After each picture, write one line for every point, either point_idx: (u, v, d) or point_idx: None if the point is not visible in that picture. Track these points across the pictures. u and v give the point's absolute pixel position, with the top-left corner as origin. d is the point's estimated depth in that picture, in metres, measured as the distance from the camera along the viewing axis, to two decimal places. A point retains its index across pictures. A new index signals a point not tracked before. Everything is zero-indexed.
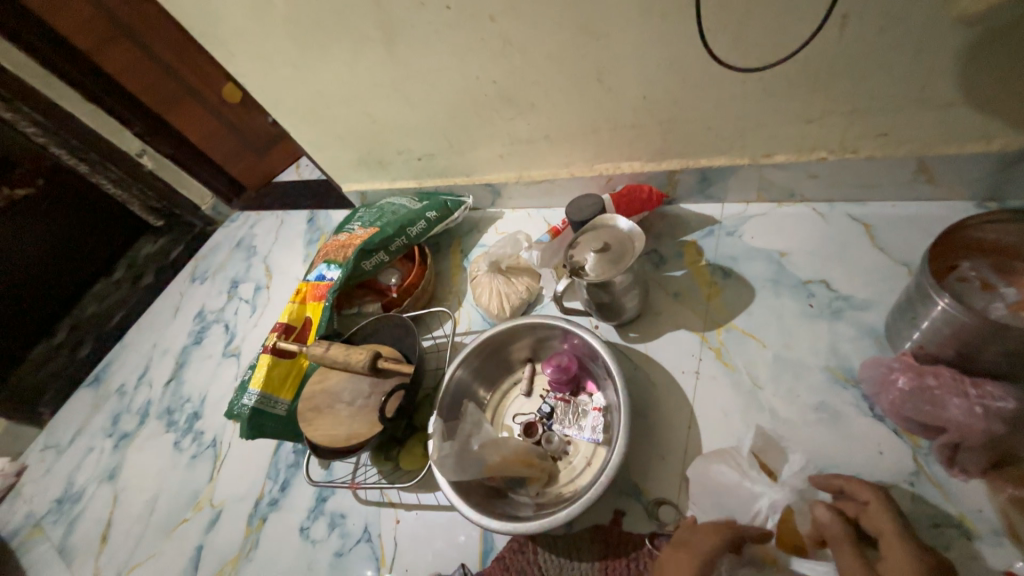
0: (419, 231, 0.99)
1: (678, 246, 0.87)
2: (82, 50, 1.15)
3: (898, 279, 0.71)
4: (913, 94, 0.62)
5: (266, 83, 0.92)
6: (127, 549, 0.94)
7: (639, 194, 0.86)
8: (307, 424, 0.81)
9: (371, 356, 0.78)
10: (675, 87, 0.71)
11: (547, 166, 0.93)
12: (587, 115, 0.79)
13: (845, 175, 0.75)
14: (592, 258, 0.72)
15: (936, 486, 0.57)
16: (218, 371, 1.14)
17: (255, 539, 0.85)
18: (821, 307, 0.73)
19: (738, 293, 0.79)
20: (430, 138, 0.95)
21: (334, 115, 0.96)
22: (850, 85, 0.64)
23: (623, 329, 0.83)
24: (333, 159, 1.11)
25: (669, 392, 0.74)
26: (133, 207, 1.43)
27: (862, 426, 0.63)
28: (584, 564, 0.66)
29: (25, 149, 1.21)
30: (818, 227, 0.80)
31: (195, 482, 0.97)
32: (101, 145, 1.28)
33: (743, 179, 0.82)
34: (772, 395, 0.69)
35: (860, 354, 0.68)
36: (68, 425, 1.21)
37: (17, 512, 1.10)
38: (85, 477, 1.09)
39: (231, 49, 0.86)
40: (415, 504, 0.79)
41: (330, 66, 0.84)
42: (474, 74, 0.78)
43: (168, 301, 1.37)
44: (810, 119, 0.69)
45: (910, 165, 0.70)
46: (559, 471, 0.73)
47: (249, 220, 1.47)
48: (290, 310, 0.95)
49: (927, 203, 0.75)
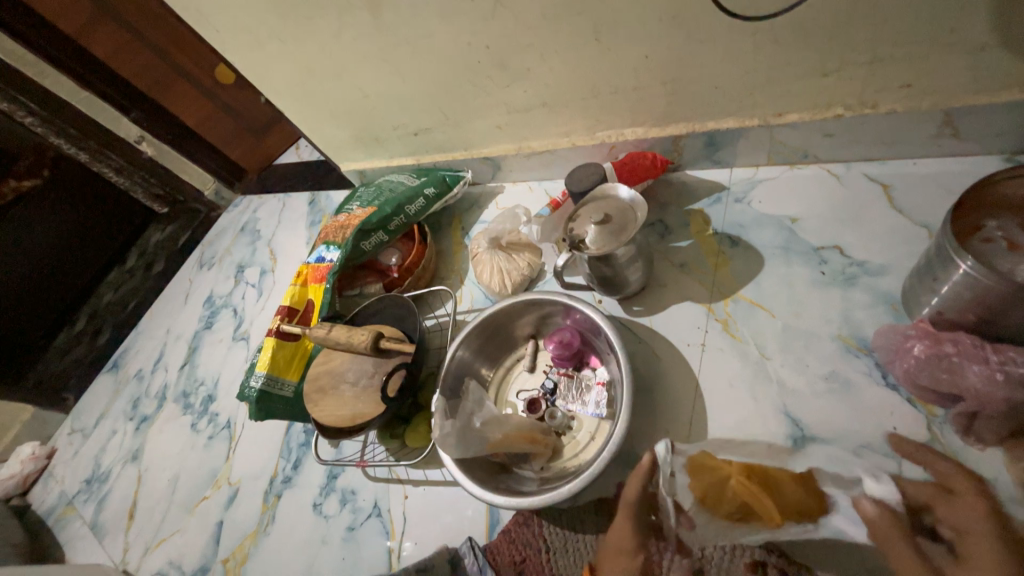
0: (417, 209, 0.97)
1: (684, 215, 0.84)
2: (70, 34, 1.13)
3: (917, 242, 0.68)
4: (939, 39, 0.57)
5: (253, 60, 0.89)
6: (153, 525, 0.98)
7: (642, 161, 0.82)
8: (314, 405, 0.82)
9: (373, 337, 0.78)
10: (680, 43, 0.66)
11: (546, 136, 0.90)
12: (586, 79, 0.75)
13: (862, 133, 0.71)
14: (593, 230, 0.69)
15: (952, 455, 0.55)
16: (229, 355, 1.16)
17: (271, 515, 0.87)
18: (834, 275, 0.70)
19: (746, 262, 0.76)
20: (424, 111, 0.92)
21: (324, 90, 0.93)
22: (870, 32, 0.59)
23: (626, 303, 0.81)
24: (328, 138, 1.08)
25: (674, 365, 0.73)
26: (137, 196, 1.40)
27: (875, 396, 0.61)
28: (589, 536, 0.66)
29: (25, 142, 1.19)
30: (832, 190, 0.76)
31: (213, 462, 1.00)
32: (97, 132, 1.26)
33: (752, 141, 0.78)
34: (780, 366, 0.67)
35: (875, 321, 0.65)
36: (92, 409, 1.26)
37: (51, 492, 1.15)
38: (111, 459, 1.13)
39: (215, 24, 0.83)
40: (422, 480, 0.80)
41: (317, 39, 0.81)
42: (466, 39, 0.74)
43: (179, 287, 1.38)
44: (826, 72, 0.65)
45: (935, 119, 0.65)
46: (564, 445, 0.72)
47: (252, 204, 1.47)
48: (292, 293, 0.95)
49: (951, 160, 0.70)
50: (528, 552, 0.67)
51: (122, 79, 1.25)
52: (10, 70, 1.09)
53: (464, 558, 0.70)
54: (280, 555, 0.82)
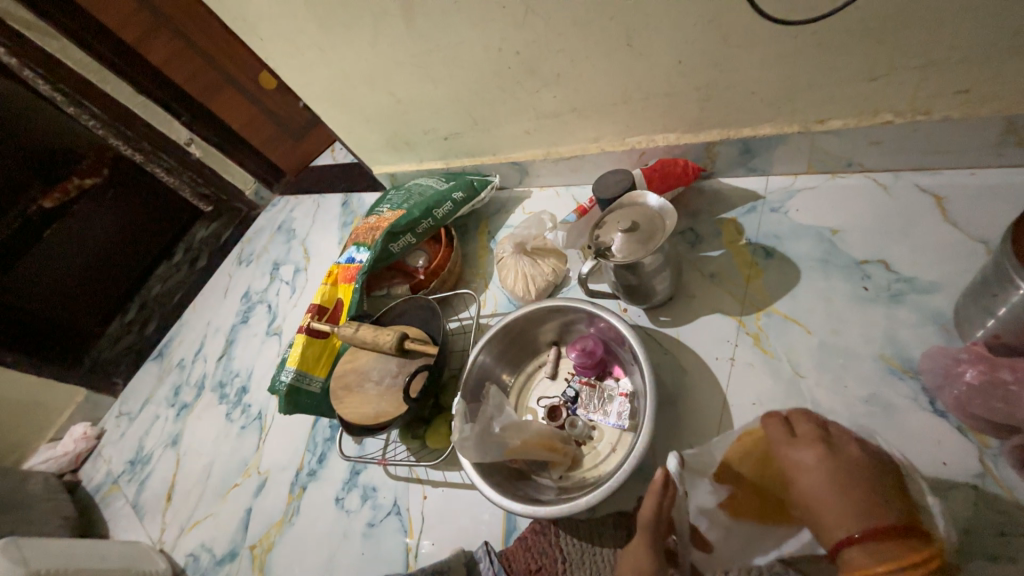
0: (445, 213, 0.98)
1: (717, 224, 0.81)
2: (130, 42, 1.20)
3: (971, 259, 0.63)
4: (1002, 41, 0.53)
5: (293, 67, 0.93)
6: (188, 508, 1.03)
7: (673, 168, 0.80)
8: (339, 402, 0.84)
9: (398, 337, 0.79)
10: (716, 48, 0.64)
11: (575, 141, 0.89)
12: (618, 85, 0.74)
13: (913, 141, 0.66)
14: (620, 238, 0.68)
15: (1006, 491, 0.51)
16: (262, 349, 1.20)
17: (296, 506, 0.90)
18: (877, 291, 0.66)
19: (781, 274, 0.73)
20: (454, 116, 0.93)
21: (360, 96, 0.96)
22: (923, 35, 0.55)
23: (653, 313, 0.79)
24: (362, 141, 1.11)
25: (701, 379, 0.70)
26: (184, 195, 1.47)
27: (920, 422, 0.57)
28: (607, 550, 0.65)
29: (88, 141, 1.28)
30: (879, 201, 0.71)
31: (244, 451, 1.04)
32: (153, 136, 1.35)
33: (791, 149, 0.74)
34: (815, 385, 0.63)
35: (922, 342, 0.61)
36: (138, 394, 1.33)
37: (99, 471, 1.23)
38: (153, 442, 1.20)
39: (259, 32, 0.87)
40: (441, 481, 0.80)
41: (354, 47, 0.83)
42: (497, 45, 0.74)
43: (220, 282, 1.45)
44: (873, 77, 0.61)
45: (994, 128, 0.61)
46: (584, 456, 0.71)
47: (289, 204, 1.53)
48: (323, 292, 0.98)
49: (1013, 171, 0.65)
50: (544, 561, 0.66)
51: (174, 84, 1.32)
52: (78, 77, 1.18)
53: (480, 562, 0.70)
54: (303, 545, 0.85)
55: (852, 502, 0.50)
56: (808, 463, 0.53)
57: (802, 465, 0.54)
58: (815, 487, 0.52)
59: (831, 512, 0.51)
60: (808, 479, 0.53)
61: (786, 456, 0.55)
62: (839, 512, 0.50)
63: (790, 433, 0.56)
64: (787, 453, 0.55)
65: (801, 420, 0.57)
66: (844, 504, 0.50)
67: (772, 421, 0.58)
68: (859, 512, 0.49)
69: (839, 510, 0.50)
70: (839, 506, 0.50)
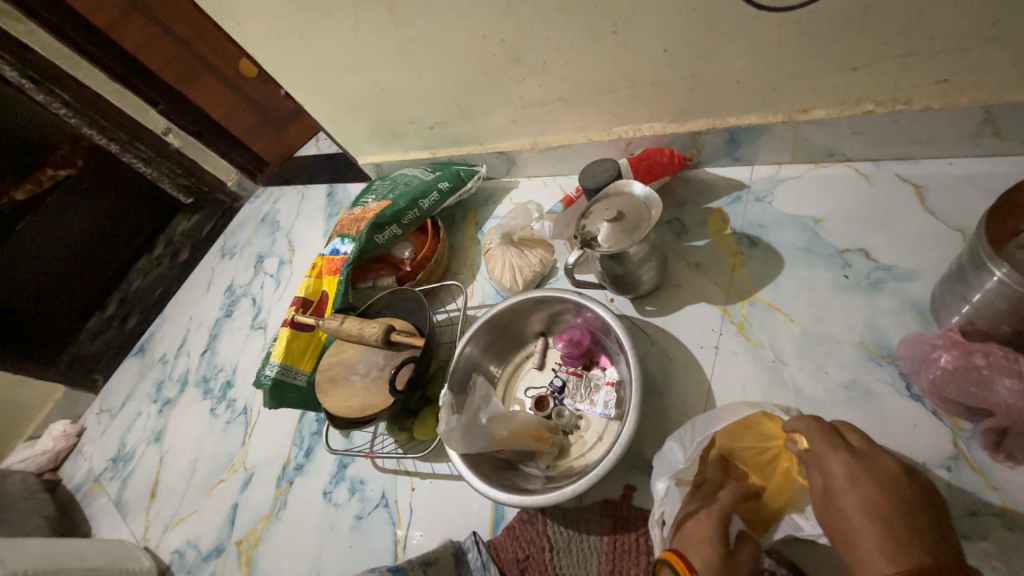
0: (432, 203, 0.97)
1: (702, 213, 0.82)
2: (100, 27, 1.16)
3: (950, 247, 0.64)
4: (981, 31, 0.54)
5: (272, 53, 0.90)
6: (174, 504, 1.01)
7: (659, 157, 0.80)
8: (325, 395, 0.83)
9: (384, 329, 0.79)
10: (700, 36, 0.64)
11: (562, 131, 0.88)
12: (603, 72, 0.74)
13: (894, 131, 0.67)
14: (606, 227, 0.68)
15: (978, 472, 0.53)
16: (247, 342, 1.19)
17: (283, 500, 0.89)
18: (858, 279, 0.67)
19: (766, 263, 0.73)
20: (440, 105, 0.92)
21: (342, 84, 0.94)
22: (905, 26, 0.56)
23: (639, 303, 0.79)
24: (346, 131, 1.09)
25: (686, 368, 0.71)
26: (165, 186, 1.43)
27: (898, 407, 0.58)
28: (593, 537, 0.65)
29: (61, 131, 1.24)
30: (861, 190, 0.72)
31: (230, 446, 1.03)
32: (128, 124, 1.30)
33: (775, 139, 0.75)
34: (797, 372, 0.64)
35: (900, 329, 0.62)
36: (119, 390, 1.31)
37: (81, 468, 1.20)
38: (135, 439, 1.18)
39: (237, 18, 0.84)
40: (429, 473, 0.80)
41: (335, 34, 0.81)
42: (481, 33, 0.73)
43: (202, 276, 1.42)
44: (856, 66, 0.62)
45: (974, 118, 0.62)
46: (571, 445, 0.72)
47: (273, 196, 1.50)
48: (307, 285, 0.96)
49: (990, 160, 0.67)
50: (531, 550, 0.67)
51: (149, 71, 1.27)
52: (46, 64, 1.13)
53: (468, 553, 0.70)
54: (290, 539, 0.84)
55: (902, 531, 0.42)
56: (860, 477, 0.46)
57: (850, 480, 0.46)
58: (858, 500, 0.45)
59: (872, 536, 0.43)
60: (854, 495, 0.46)
61: (834, 466, 0.48)
62: (882, 537, 0.42)
63: (845, 442, 0.49)
64: (836, 461, 0.48)
65: (852, 433, 0.51)
66: (889, 529, 0.43)
67: (817, 424, 0.51)
68: (909, 543, 0.42)
69: (883, 533, 0.43)
70: (884, 531, 0.43)
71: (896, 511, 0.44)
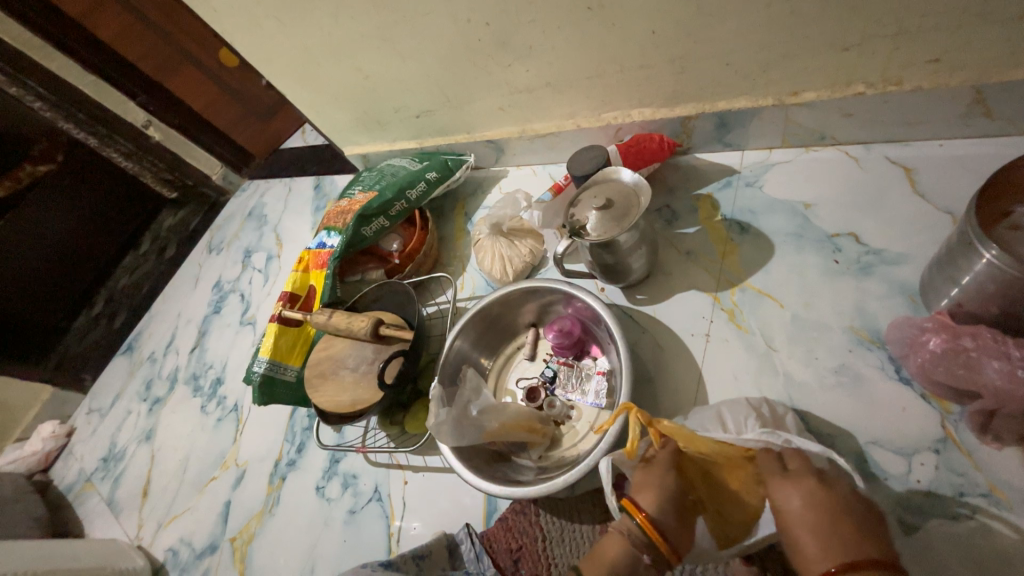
0: (419, 194, 0.96)
1: (693, 200, 0.81)
2: (73, 15, 1.12)
3: (940, 229, 0.64)
4: (971, 7, 0.53)
5: (251, 40, 0.87)
6: (166, 503, 1.00)
7: (648, 144, 0.79)
8: (315, 391, 0.82)
9: (373, 323, 0.78)
10: (687, 18, 0.63)
11: (551, 118, 0.87)
12: (590, 56, 0.72)
13: (884, 113, 0.66)
14: (595, 216, 0.67)
15: (966, 453, 0.53)
16: (236, 339, 1.17)
17: (276, 496, 0.89)
18: (848, 263, 0.67)
19: (756, 249, 0.73)
20: (425, 93, 0.90)
21: (324, 72, 0.91)
22: (896, 2, 0.54)
23: (630, 291, 0.79)
24: (330, 121, 1.07)
25: (677, 355, 0.71)
26: (145, 180, 1.41)
27: (888, 390, 0.58)
28: (586, 526, 0.66)
29: (38, 125, 1.19)
30: (851, 173, 0.72)
31: (221, 443, 1.02)
32: (107, 118, 1.26)
33: (765, 123, 0.74)
34: (787, 358, 0.64)
35: (889, 313, 0.62)
36: (108, 390, 1.28)
37: (72, 469, 1.19)
38: (125, 438, 1.16)
39: (210, 3, 0.80)
40: (422, 466, 0.80)
41: (315, 20, 0.79)
42: (465, 16, 0.71)
43: (189, 272, 1.40)
44: (847, 46, 0.60)
45: (964, 98, 0.61)
46: (563, 435, 0.72)
47: (259, 189, 1.47)
48: (294, 279, 0.95)
49: (978, 141, 0.66)
50: (524, 541, 0.67)
51: (126, 61, 1.24)
52: (15, 53, 1.09)
53: (461, 544, 0.70)
54: (285, 534, 0.84)
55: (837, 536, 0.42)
56: (792, 495, 0.46)
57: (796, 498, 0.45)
58: (794, 518, 0.45)
59: (811, 538, 0.43)
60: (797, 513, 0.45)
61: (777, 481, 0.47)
62: (824, 544, 0.42)
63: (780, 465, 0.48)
64: (773, 487, 0.47)
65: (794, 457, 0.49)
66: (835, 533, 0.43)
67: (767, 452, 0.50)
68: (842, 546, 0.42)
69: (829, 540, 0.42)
70: (824, 541, 0.42)
71: (830, 517, 0.43)
